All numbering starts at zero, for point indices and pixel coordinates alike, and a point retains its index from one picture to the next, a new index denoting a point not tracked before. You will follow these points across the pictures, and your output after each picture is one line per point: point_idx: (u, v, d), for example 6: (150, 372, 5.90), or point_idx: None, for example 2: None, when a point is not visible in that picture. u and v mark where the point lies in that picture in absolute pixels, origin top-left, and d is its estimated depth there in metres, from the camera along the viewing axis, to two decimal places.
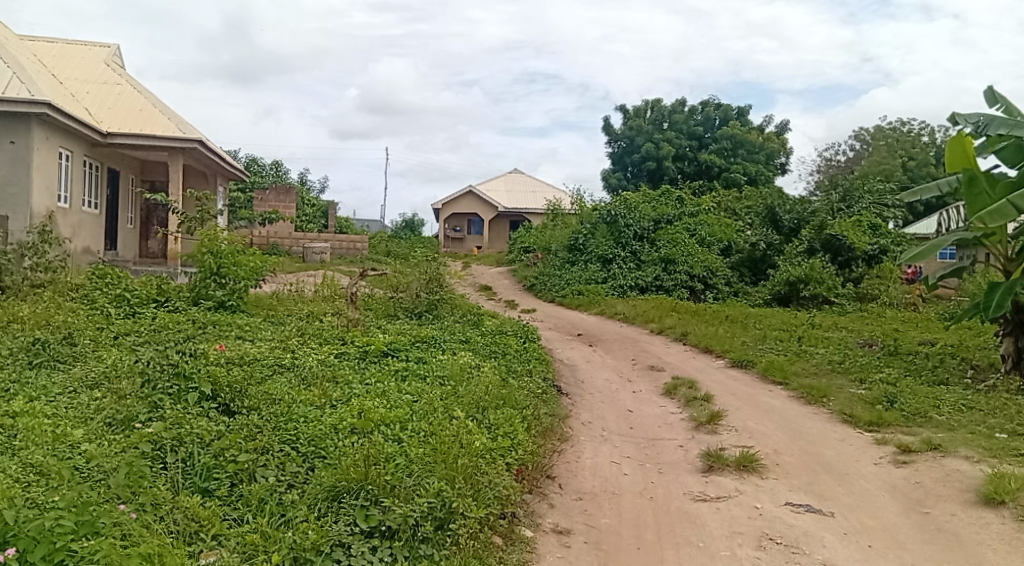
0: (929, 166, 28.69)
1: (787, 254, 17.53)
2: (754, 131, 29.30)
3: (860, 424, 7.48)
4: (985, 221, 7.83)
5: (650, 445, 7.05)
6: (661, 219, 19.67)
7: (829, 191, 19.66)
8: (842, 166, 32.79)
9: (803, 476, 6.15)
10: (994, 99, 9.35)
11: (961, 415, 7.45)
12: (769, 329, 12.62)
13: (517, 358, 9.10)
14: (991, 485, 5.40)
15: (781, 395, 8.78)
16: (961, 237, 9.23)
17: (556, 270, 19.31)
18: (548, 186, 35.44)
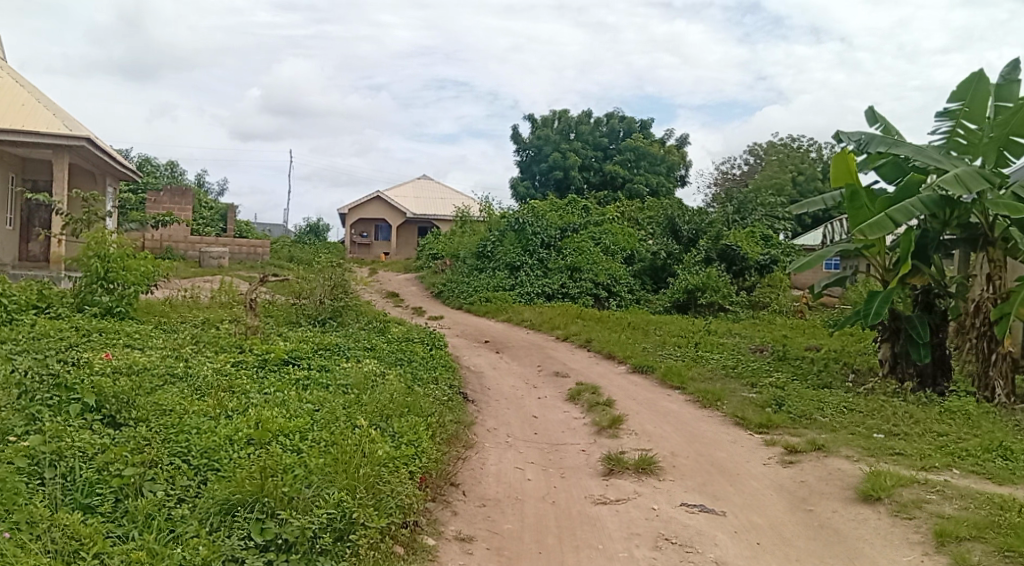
0: (816, 181, 30.39)
1: (686, 263, 18.14)
2: (657, 143, 30.24)
3: (751, 426, 7.84)
4: (866, 234, 8.33)
5: (553, 450, 7.15)
6: (567, 227, 20.06)
7: (725, 203, 20.52)
8: (738, 179, 34.31)
9: (697, 477, 6.39)
10: (875, 118, 10.01)
11: (843, 416, 7.91)
12: (669, 335, 13.05)
13: (423, 365, 9.06)
14: (869, 482, 5.76)
15: (679, 400, 9.09)
16: (844, 248, 9.82)
17: (464, 277, 19.35)
18: (457, 193, 35.43)
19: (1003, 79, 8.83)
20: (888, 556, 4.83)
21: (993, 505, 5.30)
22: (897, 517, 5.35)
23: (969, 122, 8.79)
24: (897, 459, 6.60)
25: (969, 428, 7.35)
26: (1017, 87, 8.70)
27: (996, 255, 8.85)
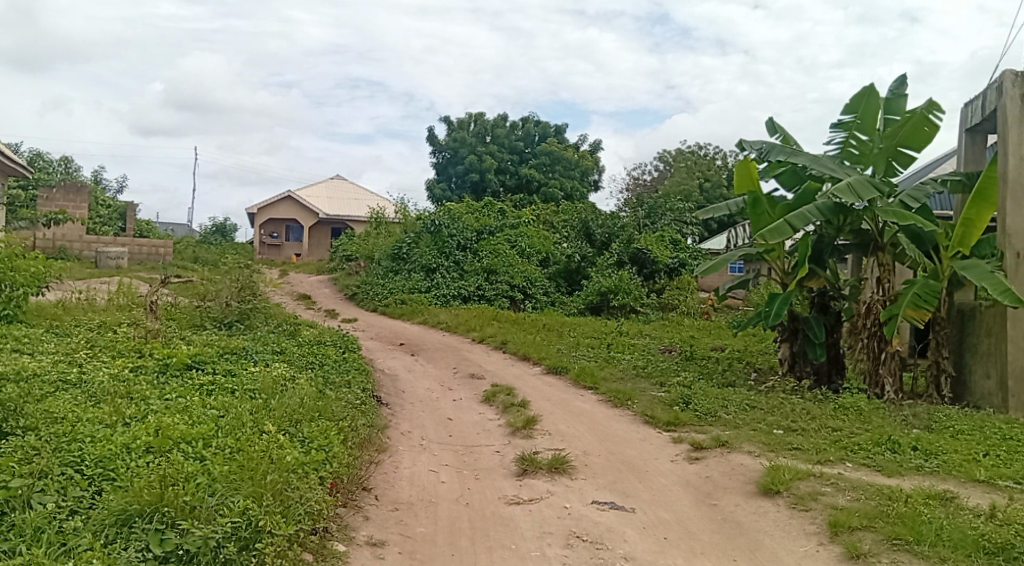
0: (721, 188, 31.53)
1: (599, 266, 18.45)
2: (571, 148, 30.69)
3: (660, 424, 8.06)
4: (767, 238, 8.72)
5: (467, 452, 7.15)
6: (483, 230, 20.14)
7: (636, 207, 21.03)
8: (648, 185, 35.23)
9: (608, 475, 6.51)
10: (774, 129, 10.48)
11: (745, 413, 8.24)
12: (582, 337, 13.27)
13: (335, 369, 8.89)
14: (769, 476, 6.02)
15: (591, 400, 9.25)
16: (746, 252, 10.22)
17: (378, 279, 19.12)
18: (371, 194, 34.98)
19: (891, 94, 9.41)
20: (786, 547, 5.05)
21: (881, 496, 5.62)
22: (794, 509, 5.61)
23: (861, 133, 9.33)
24: (796, 453, 6.92)
25: (860, 424, 7.78)
26: (902, 103, 9.31)
27: (886, 260, 9.37)
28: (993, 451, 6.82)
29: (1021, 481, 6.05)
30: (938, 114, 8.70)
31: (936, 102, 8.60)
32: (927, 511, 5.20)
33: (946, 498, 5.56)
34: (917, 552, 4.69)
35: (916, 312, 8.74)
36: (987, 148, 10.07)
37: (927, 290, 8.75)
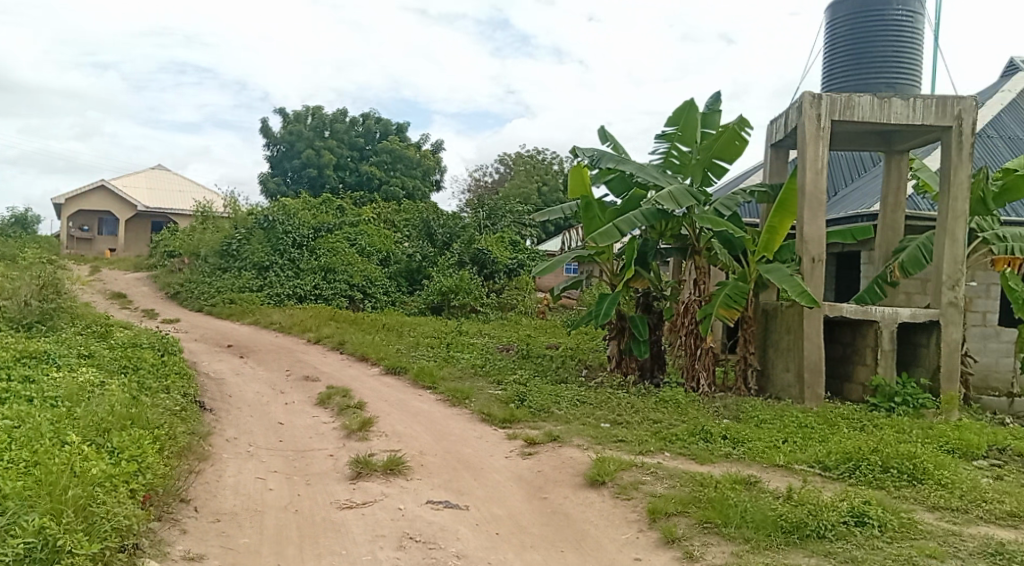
0: (559, 192, 32.59)
1: (440, 266, 18.45)
2: (412, 147, 30.38)
3: (496, 421, 8.21)
4: (597, 241, 9.14)
5: (298, 457, 6.91)
6: (320, 228, 19.63)
7: (477, 208, 21.26)
8: (489, 187, 35.74)
9: (443, 474, 6.55)
10: (606, 136, 11.00)
11: (576, 409, 8.58)
12: (421, 336, 13.24)
13: (153, 373, 8.28)
14: (595, 469, 6.30)
15: (429, 399, 9.25)
16: (579, 254, 10.62)
17: (205, 277, 18.06)
18: (198, 186, 32.98)
19: (707, 109, 10.14)
20: (609, 536, 5.31)
21: (695, 482, 6.06)
22: (618, 499, 5.91)
23: (681, 145, 9.98)
24: (620, 445, 7.30)
25: (678, 415, 8.35)
26: (717, 118, 10.05)
27: (702, 262, 10.03)
28: (790, 438, 7.55)
29: (813, 464, 6.74)
30: (748, 130, 9.48)
31: (746, 119, 9.37)
32: (733, 495, 5.66)
33: (750, 482, 6.08)
34: (724, 534, 5.10)
35: (727, 311, 9.49)
36: (790, 161, 11.13)
37: (736, 292, 9.51)
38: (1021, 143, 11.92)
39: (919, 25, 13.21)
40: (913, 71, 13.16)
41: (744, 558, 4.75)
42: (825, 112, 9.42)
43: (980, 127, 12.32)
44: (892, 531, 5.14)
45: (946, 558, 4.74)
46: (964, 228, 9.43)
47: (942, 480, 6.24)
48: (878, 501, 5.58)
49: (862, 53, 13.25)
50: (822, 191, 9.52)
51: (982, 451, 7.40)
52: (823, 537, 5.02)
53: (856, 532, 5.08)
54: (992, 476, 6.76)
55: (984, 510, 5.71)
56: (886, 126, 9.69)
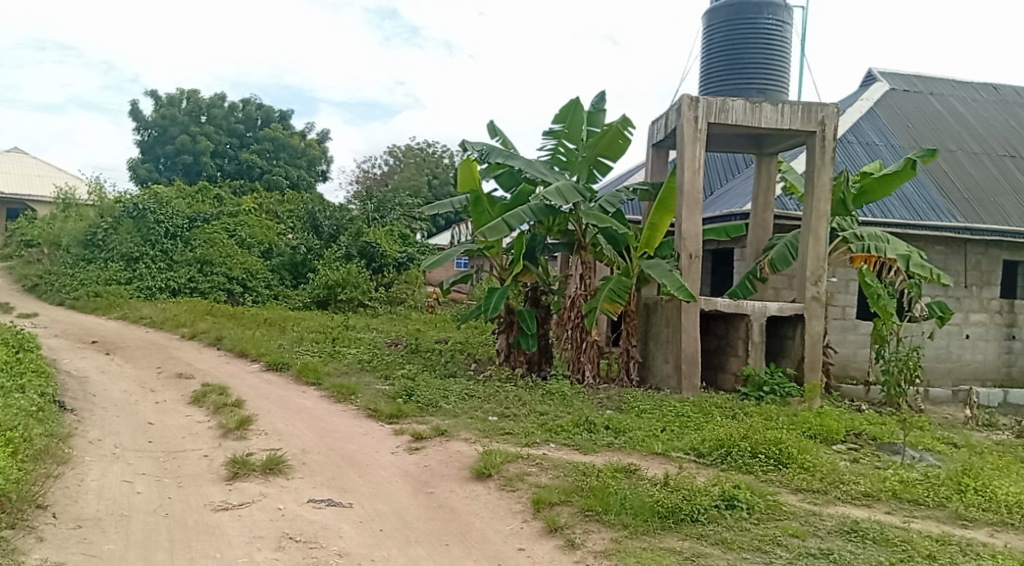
0: (449, 186, 32.51)
1: (326, 259, 17.99)
2: (296, 136, 29.40)
3: (383, 417, 8.08)
4: (486, 236, 9.17)
5: (170, 458, 6.56)
6: (196, 217, 18.73)
7: (365, 201, 20.85)
8: (377, 179, 35.16)
9: (326, 472, 6.39)
10: (495, 131, 11.03)
11: (464, 403, 8.59)
12: (305, 331, 12.88)
13: (5, 372, 7.63)
14: (482, 462, 6.33)
15: (313, 396, 9.00)
16: (468, 248, 10.63)
17: (67, 269, 16.86)
18: (59, 171, 30.69)
19: (593, 107, 10.37)
20: (494, 527, 5.35)
21: (578, 472, 6.20)
22: (503, 490, 5.96)
23: (568, 142, 10.17)
24: (507, 438, 7.36)
25: (563, 407, 8.52)
26: (602, 116, 10.29)
27: (588, 258, 10.30)
28: (668, 427, 7.86)
29: (689, 451, 7.04)
30: (631, 129, 9.76)
31: (629, 118, 9.64)
32: (614, 484, 5.83)
33: (630, 470, 6.28)
34: (605, 521, 5.24)
35: (611, 305, 9.76)
36: (670, 161, 11.56)
37: (619, 286, 9.81)
38: (877, 149, 12.87)
39: (787, 35, 14.00)
40: (781, 78, 13.94)
41: (623, 544, 4.90)
42: (702, 115, 9.84)
43: (841, 133, 13.22)
44: (759, 512, 5.44)
45: (807, 537, 5.07)
46: (825, 228, 10.10)
47: (805, 463, 6.67)
48: (747, 485, 5.90)
49: (735, 60, 13.92)
50: (699, 191, 9.93)
51: (840, 436, 7.96)
52: (696, 520, 5.25)
53: (726, 515, 5.35)
54: (848, 459, 7.28)
55: (841, 490, 6.15)
56: (757, 129, 10.23)
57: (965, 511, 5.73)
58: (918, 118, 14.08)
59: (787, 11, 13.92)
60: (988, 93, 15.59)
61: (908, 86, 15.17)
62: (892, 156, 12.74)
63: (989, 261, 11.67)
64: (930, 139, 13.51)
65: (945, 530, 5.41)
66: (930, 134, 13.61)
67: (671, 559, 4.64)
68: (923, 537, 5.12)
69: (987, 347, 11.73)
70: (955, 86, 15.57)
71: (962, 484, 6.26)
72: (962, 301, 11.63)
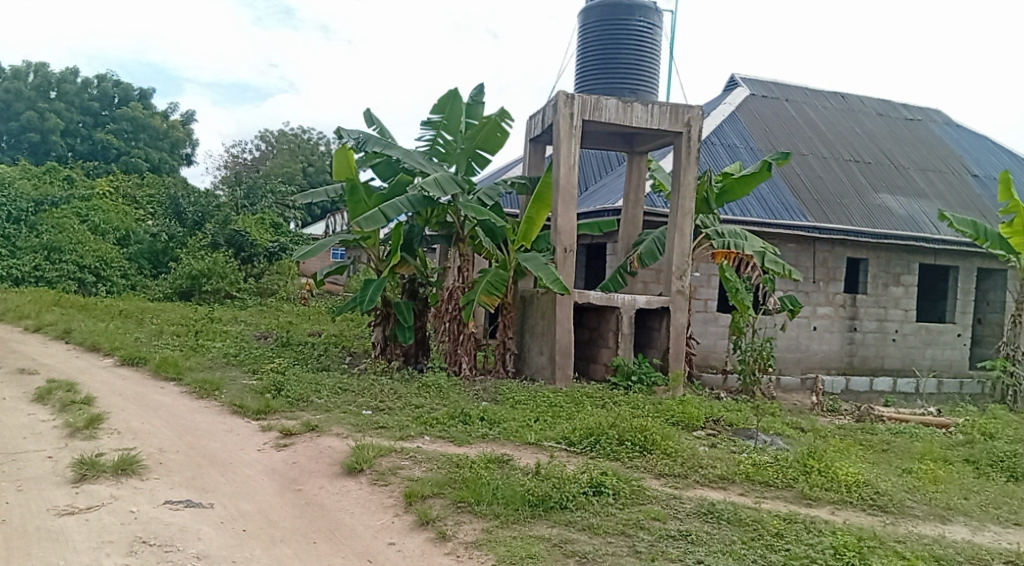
0: (325, 174, 31.67)
1: (190, 249, 17.02)
2: (158, 116, 27.66)
3: (249, 413, 7.76)
4: (361, 226, 8.98)
5: (8, 461, 6.02)
6: (43, 200, 17.57)
7: (234, 187, 20.02)
8: (248, 164, 33.68)
9: (185, 471, 6.07)
10: (371, 120, 10.83)
11: (336, 397, 8.40)
12: (166, 323, 12.18)
13: None
14: (354, 456, 6.21)
15: (172, 392, 8.52)
16: (344, 239, 10.35)
17: None
18: None
19: (471, 99, 10.38)
20: (364, 523, 5.26)
21: (451, 464, 6.20)
22: (375, 485, 5.87)
23: (447, 133, 10.14)
24: (380, 432, 7.25)
25: (439, 400, 8.50)
26: (480, 109, 10.32)
27: (466, 251, 10.31)
28: (541, 417, 8.00)
29: (560, 440, 7.21)
30: (508, 122, 9.84)
31: (507, 111, 9.71)
32: (486, 474, 5.89)
33: (503, 461, 6.36)
34: (476, 512, 5.27)
35: (489, 298, 9.82)
36: (546, 156, 11.75)
37: (497, 279, 9.88)
38: (738, 151, 13.63)
39: (657, 37, 14.53)
40: (651, 79, 14.45)
41: (494, 533, 4.95)
42: (577, 112, 10.06)
43: (706, 135, 13.90)
44: (623, 498, 5.65)
45: (667, 520, 5.31)
46: (690, 225, 10.59)
47: (668, 449, 6.99)
48: (613, 472, 6.11)
49: (609, 60, 14.32)
50: (574, 186, 10.14)
51: (700, 423, 8.39)
52: (565, 508, 5.39)
53: (594, 501, 5.52)
54: (707, 444, 7.69)
55: (700, 474, 6.49)
56: (628, 128, 10.58)
57: (810, 491, 6.19)
58: (775, 123, 15.02)
59: (656, 14, 14.45)
60: (837, 102, 16.84)
61: (766, 92, 16.14)
62: (751, 158, 13.53)
63: (834, 258, 12.63)
64: (785, 143, 14.44)
65: (792, 510, 5.82)
66: (785, 139, 14.56)
67: (539, 547, 4.73)
68: (772, 516, 5.49)
69: (831, 338, 12.72)
70: (808, 94, 16.73)
71: (808, 465, 6.75)
72: (811, 296, 12.54)
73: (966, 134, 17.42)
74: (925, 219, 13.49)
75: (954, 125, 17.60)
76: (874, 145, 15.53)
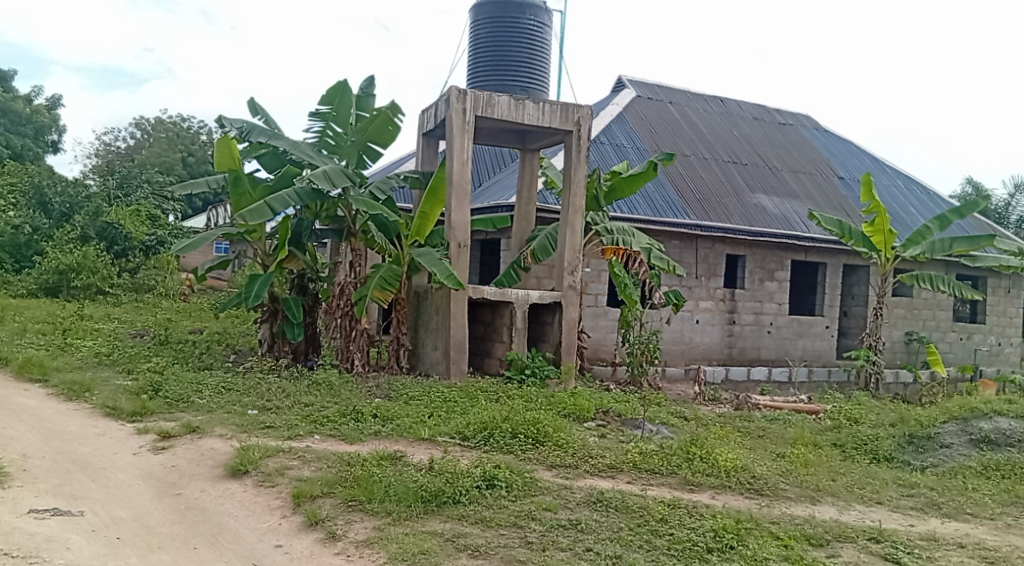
0: (206, 164, 30.33)
1: (57, 242, 15.80)
2: (20, 100, 25.65)
3: (124, 416, 7.33)
4: (246, 219, 8.65)
5: None
6: None
7: (105, 177, 18.93)
8: (122, 153, 31.74)
9: (52, 478, 5.66)
10: (256, 110, 10.43)
11: (220, 397, 8.06)
12: (29, 321, 11.30)
13: None
14: (238, 458, 5.97)
15: (37, 394, 7.92)
16: (227, 232, 9.92)
17: None
18: None
19: (361, 92, 10.19)
20: (249, 526, 5.07)
21: (341, 462, 6.08)
22: (261, 487, 5.67)
23: (336, 125, 9.92)
24: (267, 432, 7.01)
25: (329, 397, 8.31)
26: (371, 101, 10.14)
27: (358, 245, 10.13)
28: (435, 412, 7.97)
29: (454, 435, 7.20)
30: (400, 116, 9.73)
31: (398, 105, 9.60)
32: (378, 472, 5.81)
33: (395, 457, 6.28)
34: (367, 510, 5.18)
35: (382, 293, 9.68)
36: (438, 151, 11.70)
37: (390, 274, 9.75)
38: (625, 151, 14.03)
39: (547, 36, 14.73)
40: (542, 77, 14.66)
41: (386, 531, 4.88)
42: (469, 107, 10.06)
43: (595, 134, 14.24)
44: (516, 490, 5.71)
45: (559, 510, 5.42)
46: (581, 221, 10.81)
47: (559, 441, 7.11)
48: (506, 465, 6.16)
49: (500, 57, 14.41)
50: (468, 182, 10.12)
51: (590, 414, 8.60)
52: (458, 502, 5.39)
53: (487, 494, 5.55)
54: (597, 435, 7.88)
55: (590, 464, 6.65)
56: (520, 126, 10.69)
57: (693, 478, 6.47)
58: (660, 124, 15.57)
59: (547, 13, 14.64)
60: (717, 105, 17.64)
61: (651, 94, 16.70)
62: (637, 157, 13.97)
63: (715, 254, 13.23)
64: (670, 144, 15.00)
65: (676, 496, 6.06)
66: (669, 140, 15.12)
67: (432, 542, 4.71)
68: (657, 502, 5.70)
69: (712, 331, 13.34)
70: (691, 97, 17.44)
71: (691, 452, 7.05)
72: (693, 290, 13.10)
73: (832, 138, 18.64)
74: (797, 218, 14.34)
75: (821, 130, 18.80)
76: (751, 148, 16.37)
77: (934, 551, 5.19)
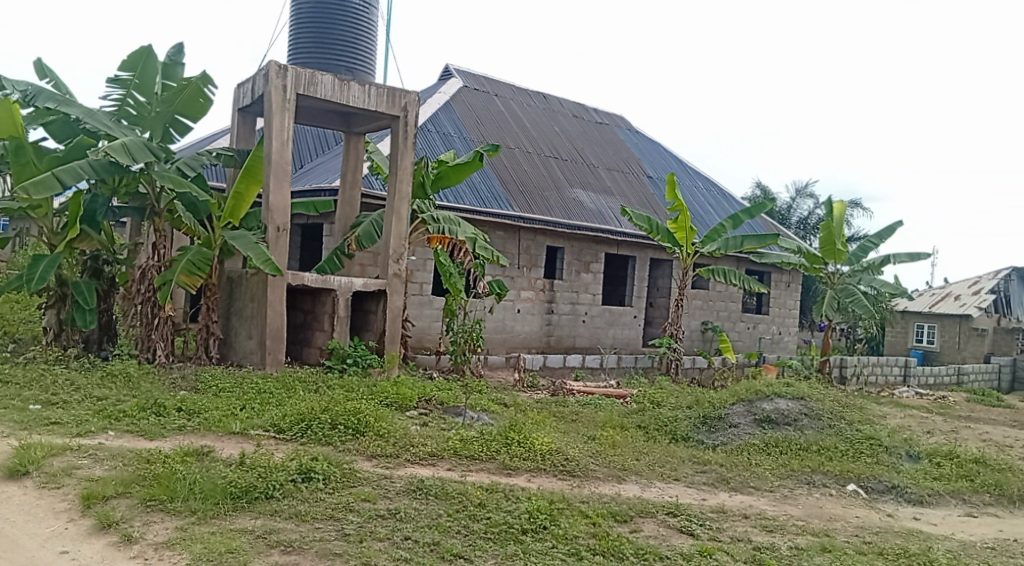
0: None
1: None
2: None
3: None
4: (29, 192, 7.74)
5: None
6: None
7: None
8: None
9: None
10: (43, 71, 9.34)
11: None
12: None
13: None
14: (16, 458, 5.36)
15: None
16: (5, 206, 8.82)
17: None
18: None
19: (168, 59, 9.43)
20: (29, 532, 4.56)
21: (139, 460, 5.62)
22: (44, 489, 5.11)
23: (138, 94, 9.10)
24: (52, 429, 6.32)
25: (127, 390, 7.66)
26: (180, 70, 9.41)
27: (162, 226, 9.39)
28: (248, 404, 7.60)
29: (268, 428, 6.90)
30: (212, 88, 9.12)
31: (210, 76, 9.00)
32: (182, 468, 5.44)
33: (202, 453, 5.91)
34: (169, 509, 4.84)
35: (189, 278, 9.05)
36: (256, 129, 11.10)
37: (200, 258, 9.14)
38: (451, 140, 14.09)
39: (372, 17, 14.40)
40: (366, 59, 14.36)
41: (189, 531, 4.58)
42: (290, 85, 9.61)
43: (422, 122, 14.17)
44: (334, 482, 5.57)
45: (378, 500, 5.35)
46: (407, 209, 10.71)
47: (379, 430, 7.03)
48: (325, 457, 6.00)
49: (323, 35, 13.91)
50: (288, 163, 9.67)
51: (412, 403, 8.58)
52: (271, 497, 5.18)
53: (303, 488, 5.39)
54: (418, 423, 7.90)
55: (410, 452, 6.63)
56: (344, 107, 10.38)
57: (510, 462, 6.66)
58: (485, 116, 15.78)
59: None
60: (539, 101, 18.16)
61: (477, 85, 16.87)
62: (463, 147, 14.07)
63: (536, 246, 13.66)
64: (495, 136, 15.25)
65: (494, 480, 6.20)
66: (494, 132, 15.37)
67: (241, 540, 4.48)
68: (475, 487, 5.81)
69: (532, 320, 13.80)
70: (515, 91, 17.82)
71: (509, 437, 7.25)
72: (516, 280, 13.47)
73: (643, 139, 19.84)
74: (610, 214, 15.12)
75: (634, 131, 19.95)
76: (570, 144, 17.03)
77: (722, 522, 5.72)
